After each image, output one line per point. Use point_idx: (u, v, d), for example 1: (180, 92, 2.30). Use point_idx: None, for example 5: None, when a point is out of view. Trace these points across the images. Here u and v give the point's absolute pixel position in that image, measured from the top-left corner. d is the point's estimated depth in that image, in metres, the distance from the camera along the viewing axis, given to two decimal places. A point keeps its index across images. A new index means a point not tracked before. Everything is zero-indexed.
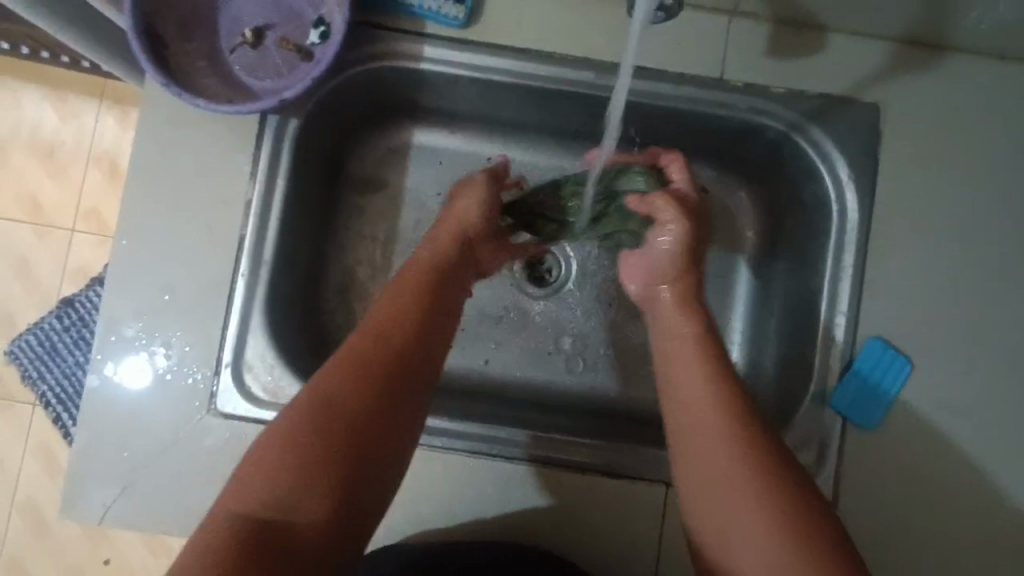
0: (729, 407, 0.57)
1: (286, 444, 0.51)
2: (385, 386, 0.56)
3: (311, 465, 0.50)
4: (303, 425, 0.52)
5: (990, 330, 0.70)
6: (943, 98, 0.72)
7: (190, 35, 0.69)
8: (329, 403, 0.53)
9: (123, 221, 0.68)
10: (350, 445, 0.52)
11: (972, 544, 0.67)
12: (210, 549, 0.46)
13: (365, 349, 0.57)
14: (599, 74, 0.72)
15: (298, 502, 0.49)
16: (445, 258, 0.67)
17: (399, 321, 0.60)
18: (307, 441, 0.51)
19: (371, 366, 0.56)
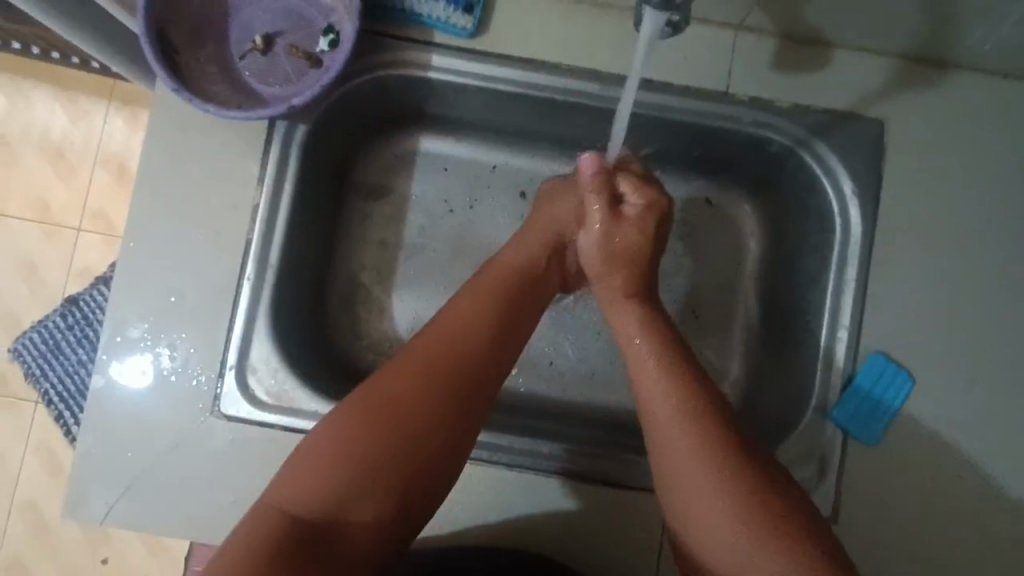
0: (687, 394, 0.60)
1: (338, 449, 0.54)
2: (449, 402, 0.58)
3: (368, 471, 0.54)
4: (363, 433, 0.55)
5: (991, 346, 0.70)
6: (947, 114, 0.72)
7: (202, 41, 0.70)
8: (390, 412, 0.56)
9: (131, 222, 0.69)
10: (407, 456, 0.55)
11: (972, 560, 0.67)
12: (257, 535, 0.50)
13: (429, 358, 0.59)
14: (605, 86, 0.72)
15: (349, 505, 0.53)
16: (533, 264, 0.69)
17: (467, 333, 0.61)
18: (366, 449, 0.54)
19: (437, 379, 0.58)
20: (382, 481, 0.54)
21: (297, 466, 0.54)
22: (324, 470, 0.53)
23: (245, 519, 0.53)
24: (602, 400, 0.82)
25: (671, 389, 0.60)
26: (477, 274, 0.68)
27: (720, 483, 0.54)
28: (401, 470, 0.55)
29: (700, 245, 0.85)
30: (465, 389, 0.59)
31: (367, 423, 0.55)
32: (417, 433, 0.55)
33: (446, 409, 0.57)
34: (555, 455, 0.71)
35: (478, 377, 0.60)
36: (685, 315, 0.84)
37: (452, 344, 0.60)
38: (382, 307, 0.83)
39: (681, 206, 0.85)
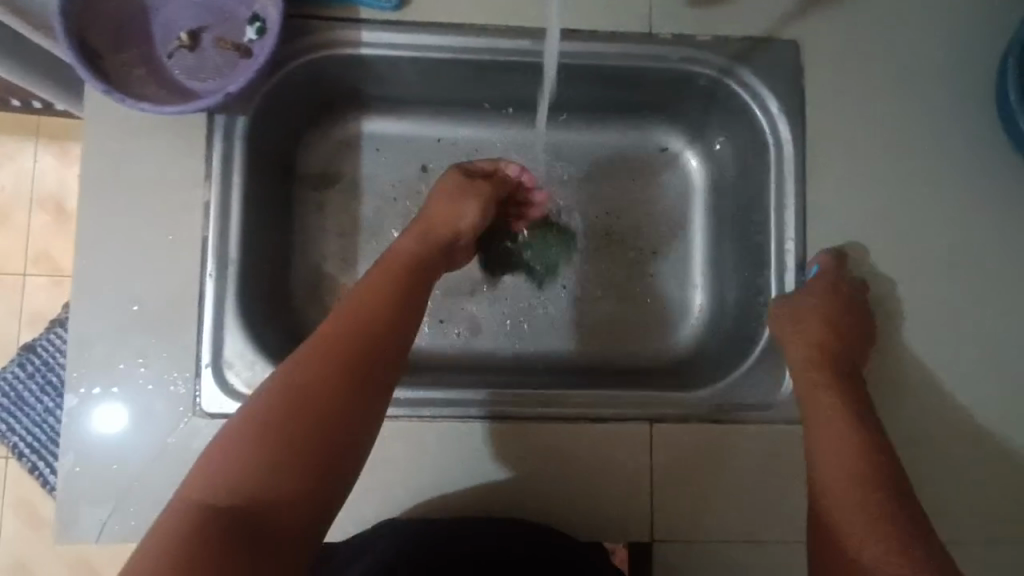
0: (863, 449, 0.64)
1: (257, 425, 0.53)
2: (360, 360, 0.58)
3: (284, 437, 0.53)
4: (278, 404, 0.54)
5: (925, 236, 0.75)
6: (856, 28, 0.77)
7: (124, 43, 0.69)
8: (297, 398, 0.54)
9: (81, 238, 0.68)
10: (319, 420, 0.54)
11: (937, 434, 0.72)
12: (186, 528, 0.47)
13: (326, 342, 0.58)
14: (534, 41, 0.74)
15: (270, 481, 0.51)
16: (429, 243, 0.71)
17: (361, 317, 0.61)
18: (279, 418, 0.53)
19: (346, 345, 0.59)
20: (294, 458, 0.52)
21: (214, 456, 0.52)
22: (243, 451, 0.52)
23: (156, 524, 0.49)
24: (576, 349, 0.85)
25: (851, 444, 0.64)
26: (380, 259, 0.68)
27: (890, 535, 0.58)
28: (314, 447, 0.53)
29: (653, 189, 0.89)
30: (367, 369, 0.58)
31: (278, 408, 0.54)
32: (319, 414, 0.54)
33: (346, 389, 0.56)
34: (539, 402, 0.73)
35: (378, 358, 0.59)
36: (644, 256, 0.88)
37: (350, 329, 0.60)
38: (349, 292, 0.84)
39: (634, 155, 0.89)
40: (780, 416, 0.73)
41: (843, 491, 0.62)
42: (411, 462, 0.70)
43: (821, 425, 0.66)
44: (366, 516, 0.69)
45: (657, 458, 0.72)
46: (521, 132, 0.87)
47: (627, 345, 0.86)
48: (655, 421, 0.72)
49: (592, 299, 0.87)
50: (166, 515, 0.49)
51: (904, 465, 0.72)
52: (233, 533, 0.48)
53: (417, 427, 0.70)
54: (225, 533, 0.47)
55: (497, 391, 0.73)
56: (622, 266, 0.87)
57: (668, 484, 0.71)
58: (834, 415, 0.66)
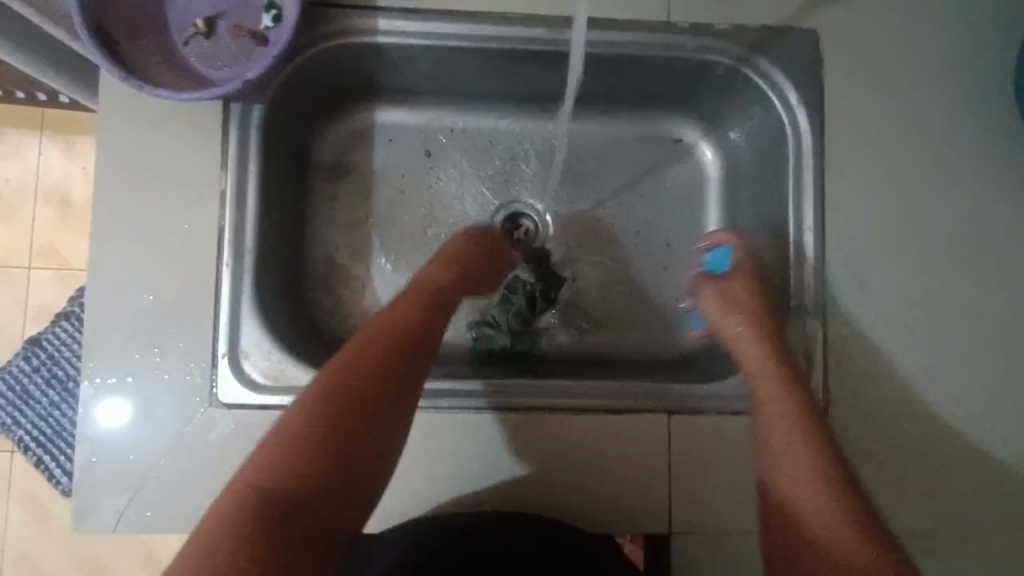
0: (800, 430, 0.65)
1: (300, 429, 0.56)
2: (397, 373, 0.61)
3: (324, 443, 0.56)
4: (319, 410, 0.57)
5: (943, 227, 0.75)
6: (875, 18, 0.76)
7: (141, 31, 0.68)
8: (331, 406, 0.58)
9: (96, 227, 0.67)
10: (358, 428, 0.57)
11: (953, 424, 0.72)
12: (230, 523, 0.51)
13: (353, 360, 0.61)
14: (551, 30, 0.74)
15: (311, 483, 0.54)
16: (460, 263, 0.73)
17: (387, 336, 0.63)
18: (320, 423, 0.56)
19: (383, 356, 0.62)
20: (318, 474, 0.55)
21: (257, 456, 0.55)
22: (285, 453, 0.55)
23: (204, 515, 0.53)
24: (590, 340, 0.85)
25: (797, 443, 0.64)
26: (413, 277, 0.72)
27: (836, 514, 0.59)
28: (338, 463, 0.56)
29: (668, 180, 0.88)
30: (394, 386, 0.60)
31: (321, 414, 0.57)
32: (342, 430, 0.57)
33: (382, 398, 0.59)
34: (557, 393, 0.72)
35: (403, 375, 0.62)
36: (659, 248, 0.87)
37: (377, 348, 0.62)
38: (363, 283, 0.84)
39: (648, 146, 0.88)
40: None
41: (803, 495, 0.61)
42: (429, 454, 0.70)
43: (761, 414, 0.67)
44: (385, 509, 0.69)
45: (676, 450, 0.71)
46: (535, 122, 0.87)
47: (642, 337, 0.85)
48: (673, 411, 0.72)
49: (606, 290, 0.86)
50: (212, 507, 0.53)
51: (921, 455, 0.72)
52: (273, 531, 0.51)
53: (435, 417, 0.70)
54: (267, 531, 0.51)
55: (513, 381, 0.72)
56: (634, 256, 0.87)
57: (686, 475, 0.71)
58: (772, 402, 0.67)
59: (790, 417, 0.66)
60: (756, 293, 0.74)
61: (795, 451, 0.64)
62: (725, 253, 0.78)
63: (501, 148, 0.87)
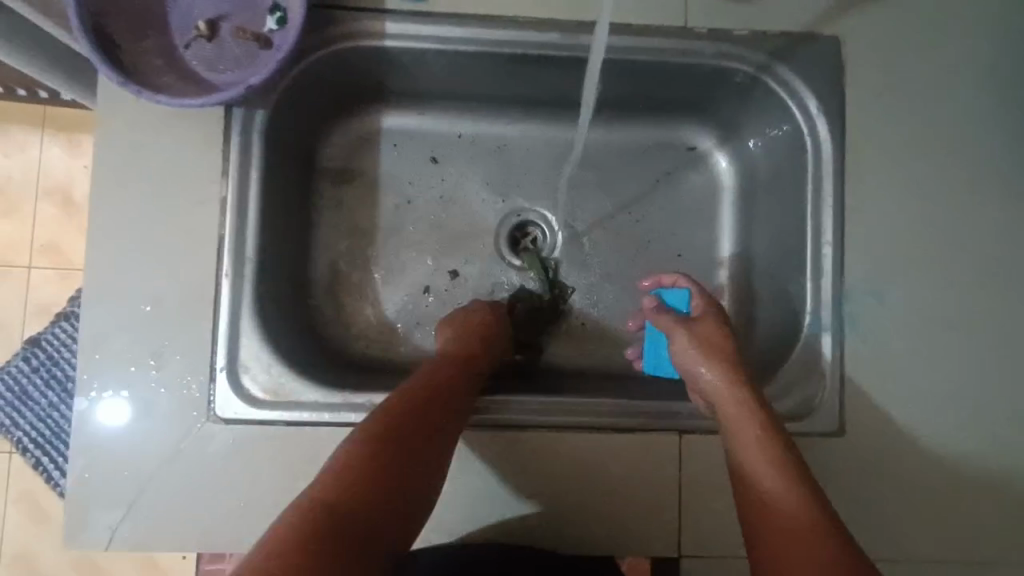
0: (792, 479, 0.56)
1: (371, 442, 0.54)
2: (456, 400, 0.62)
3: (392, 458, 0.54)
4: (390, 426, 0.56)
5: (967, 244, 0.72)
6: (900, 26, 0.74)
7: (141, 32, 0.66)
8: (400, 424, 0.57)
9: (92, 234, 0.65)
10: (421, 448, 0.57)
11: (976, 447, 0.70)
12: (299, 530, 0.46)
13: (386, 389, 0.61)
14: (564, 35, 0.72)
15: (380, 498, 0.52)
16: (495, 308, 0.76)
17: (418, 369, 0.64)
18: (392, 439, 0.55)
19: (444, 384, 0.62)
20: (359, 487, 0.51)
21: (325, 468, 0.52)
22: (361, 463, 0.52)
23: (264, 531, 0.47)
24: (599, 354, 0.83)
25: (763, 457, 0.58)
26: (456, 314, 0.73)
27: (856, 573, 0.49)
28: (380, 479, 0.52)
29: (681, 189, 0.86)
30: (440, 406, 0.60)
31: (391, 432, 0.56)
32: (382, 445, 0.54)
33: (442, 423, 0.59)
34: (565, 412, 0.70)
35: (454, 402, 0.62)
36: (672, 261, 0.85)
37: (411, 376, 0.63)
38: (366, 291, 0.81)
39: (662, 154, 0.86)
40: (817, 429, 0.69)
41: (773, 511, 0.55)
42: None
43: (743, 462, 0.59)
44: None
45: (687, 472, 0.69)
46: (546, 128, 0.84)
47: None
48: (685, 432, 0.69)
49: (615, 303, 0.84)
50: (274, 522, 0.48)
51: (943, 479, 0.69)
52: (345, 543, 0.47)
53: None
54: (339, 539, 0.47)
55: (519, 398, 0.70)
56: (643, 269, 0.85)
57: (697, 498, 0.69)
58: (751, 447, 0.59)
59: (780, 463, 0.57)
60: (723, 336, 0.68)
61: (790, 500, 0.55)
62: (682, 295, 0.74)
63: (510, 155, 0.85)
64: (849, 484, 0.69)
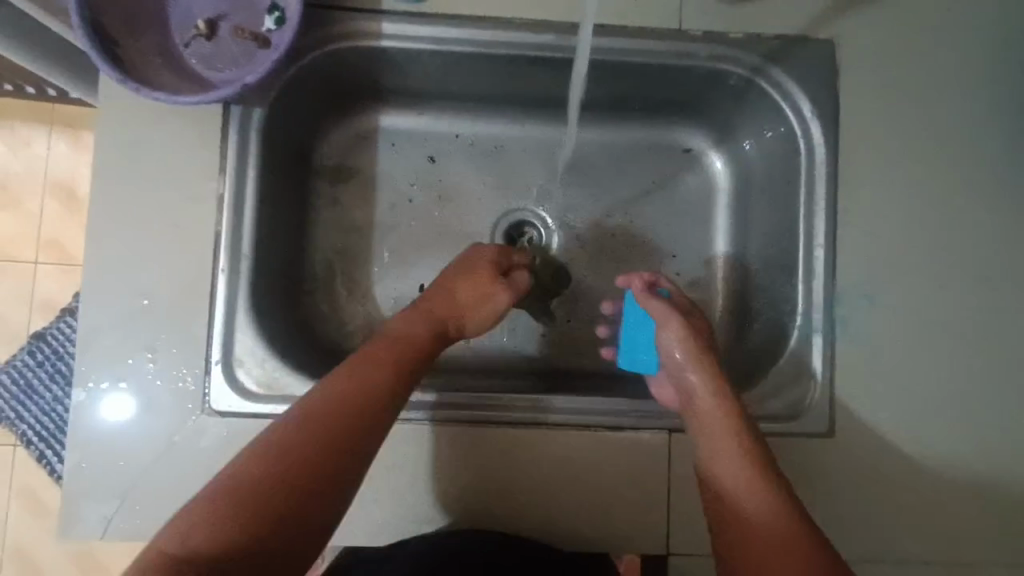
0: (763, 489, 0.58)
1: (271, 456, 0.53)
2: (375, 400, 0.59)
3: (292, 467, 0.53)
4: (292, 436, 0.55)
5: (960, 247, 0.72)
6: (894, 29, 0.74)
7: (141, 30, 0.67)
8: (305, 432, 0.55)
9: (91, 229, 0.66)
10: (327, 453, 0.55)
11: (967, 450, 0.70)
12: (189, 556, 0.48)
13: (362, 366, 0.61)
14: (559, 36, 0.72)
15: (274, 509, 0.51)
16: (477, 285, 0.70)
17: (370, 357, 0.62)
18: (288, 450, 0.54)
19: (363, 385, 0.59)
20: (324, 474, 0.54)
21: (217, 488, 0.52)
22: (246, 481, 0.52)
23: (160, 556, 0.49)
24: (592, 353, 0.83)
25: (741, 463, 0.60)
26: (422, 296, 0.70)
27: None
28: (288, 491, 0.52)
29: (675, 191, 0.86)
30: (354, 408, 0.58)
31: (289, 442, 0.54)
32: (352, 432, 0.57)
33: (355, 424, 0.57)
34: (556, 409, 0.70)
35: (371, 402, 0.59)
36: (666, 261, 0.85)
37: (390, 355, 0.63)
38: (362, 288, 0.82)
39: (658, 156, 0.86)
40: (807, 430, 0.70)
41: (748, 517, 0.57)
42: (423, 467, 0.68)
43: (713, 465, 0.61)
44: (377, 524, 0.67)
45: (677, 470, 0.69)
46: (542, 129, 0.85)
47: None
48: (675, 431, 0.69)
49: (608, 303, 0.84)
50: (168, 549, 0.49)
51: (933, 482, 0.69)
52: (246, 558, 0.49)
53: (430, 430, 0.68)
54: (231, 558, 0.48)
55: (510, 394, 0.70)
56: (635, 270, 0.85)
57: (687, 496, 0.69)
58: (722, 453, 0.61)
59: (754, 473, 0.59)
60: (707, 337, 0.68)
61: (765, 512, 0.57)
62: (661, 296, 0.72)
63: (506, 155, 0.85)
64: (838, 485, 0.69)
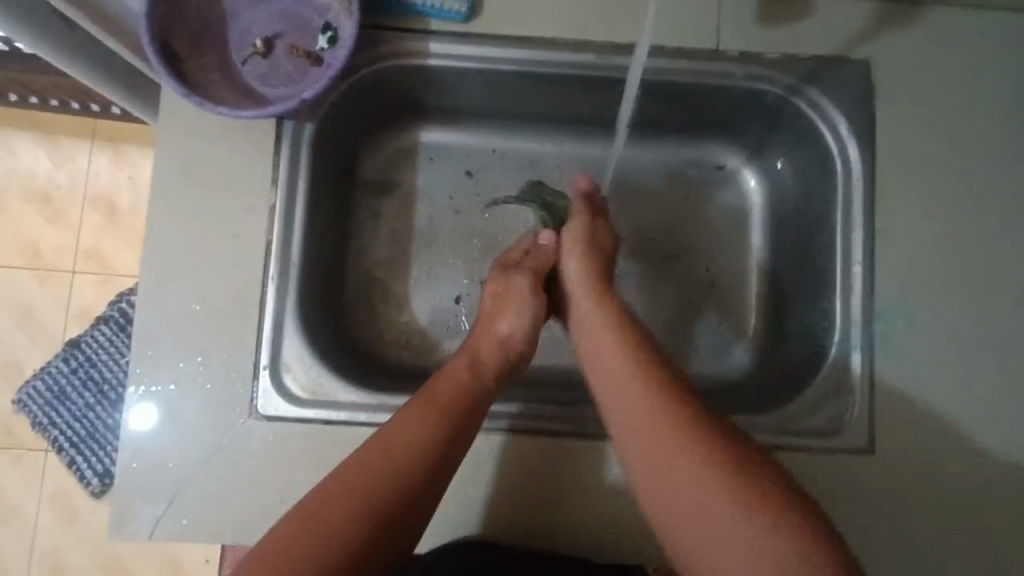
0: (668, 398, 0.58)
1: (360, 481, 0.56)
2: (450, 431, 0.62)
3: (375, 491, 0.56)
4: (378, 461, 0.58)
5: (998, 265, 0.73)
6: (929, 50, 0.75)
7: (203, 49, 0.71)
8: (387, 460, 0.58)
9: (149, 236, 0.69)
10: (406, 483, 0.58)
11: (1009, 470, 0.69)
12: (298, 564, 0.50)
13: (438, 399, 0.64)
14: (599, 55, 0.74)
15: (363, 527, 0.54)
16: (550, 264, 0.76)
17: (440, 389, 0.65)
18: (374, 476, 0.57)
19: (440, 416, 0.62)
20: (405, 494, 0.57)
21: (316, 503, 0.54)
22: (340, 503, 0.54)
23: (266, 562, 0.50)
24: None
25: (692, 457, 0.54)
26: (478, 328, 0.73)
27: (721, 486, 0.52)
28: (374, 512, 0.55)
29: (708, 208, 0.87)
30: (434, 439, 0.61)
31: (373, 467, 0.57)
32: (445, 451, 0.61)
33: (433, 455, 0.60)
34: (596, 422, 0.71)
35: (450, 433, 0.62)
36: (702, 277, 0.86)
37: (465, 385, 0.66)
38: (400, 299, 0.84)
39: (690, 173, 0.88)
40: (845, 446, 0.70)
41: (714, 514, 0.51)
42: (462, 476, 0.69)
43: (631, 416, 0.59)
44: None
45: None
46: (579, 146, 0.87)
47: (680, 367, 0.84)
48: None
49: (643, 317, 0.85)
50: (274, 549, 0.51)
51: (974, 501, 0.69)
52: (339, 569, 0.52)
53: (470, 438, 0.70)
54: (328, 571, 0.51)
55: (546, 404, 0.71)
56: (669, 285, 0.86)
57: None
58: (620, 371, 0.62)
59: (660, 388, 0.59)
60: (602, 269, 0.73)
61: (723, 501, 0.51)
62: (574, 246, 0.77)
63: (543, 171, 0.87)
64: (878, 503, 0.69)
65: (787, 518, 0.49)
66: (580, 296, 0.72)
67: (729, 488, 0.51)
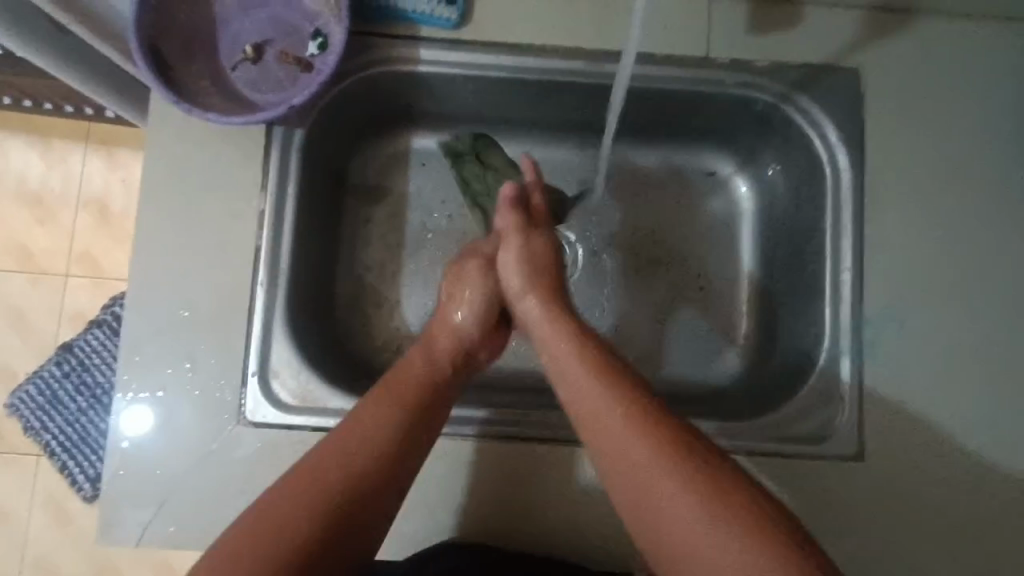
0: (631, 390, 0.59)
1: (310, 486, 0.55)
2: (407, 434, 0.61)
3: (324, 499, 0.55)
4: (328, 468, 0.57)
5: (986, 272, 0.73)
6: (917, 58, 0.76)
7: (192, 55, 0.71)
8: (340, 464, 0.57)
9: (137, 242, 0.69)
10: (359, 488, 0.57)
11: (998, 477, 0.69)
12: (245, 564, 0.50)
13: (395, 390, 0.63)
14: (589, 62, 0.75)
15: (311, 531, 0.53)
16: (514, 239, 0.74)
17: (396, 388, 0.64)
18: (328, 480, 0.56)
19: (398, 418, 0.61)
20: (357, 498, 0.56)
21: (257, 512, 0.54)
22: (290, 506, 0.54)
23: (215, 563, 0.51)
24: None
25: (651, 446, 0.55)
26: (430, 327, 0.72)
27: (707, 505, 0.51)
28: (321, 518, 0.54)
29: (699, 213, 0.88)
30: (388, 442, 0.60)
31: (321, 473, 0.56)
32: (400, 454, 0.60)
33: (389, 460, 0.59)
34: None
35: (406, 436, 0.61)
36: (689, 283, 0.86)
37: (425, 376, 0.66)
38: (391, 305, 0.84)
39: (682, 178, 0.88)
40: (833, 453, 0.70)
41: (677, 509, 0.52)
42: (451, 483, 0.69)
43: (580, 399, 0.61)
44: (404, 539, 0.68)
45: None
46: (570, 152, 0.87)
47: (671, 373, 0.84)
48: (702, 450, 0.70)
49: (634, 322, 0.85)
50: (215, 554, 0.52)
51: (961, 508, 0.69)
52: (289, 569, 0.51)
53: (460, 444, 0.70)
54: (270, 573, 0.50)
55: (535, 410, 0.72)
56: (658, 291, 0.86)
57: None
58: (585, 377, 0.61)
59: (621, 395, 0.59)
60: (552, 260, 0.74)
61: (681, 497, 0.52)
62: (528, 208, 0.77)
63: None
64: (867, 511, 0.69)
65: (773, 527, 0.50)
66: (528, 283, 0.71)
67: (715, 505, 0.51)
